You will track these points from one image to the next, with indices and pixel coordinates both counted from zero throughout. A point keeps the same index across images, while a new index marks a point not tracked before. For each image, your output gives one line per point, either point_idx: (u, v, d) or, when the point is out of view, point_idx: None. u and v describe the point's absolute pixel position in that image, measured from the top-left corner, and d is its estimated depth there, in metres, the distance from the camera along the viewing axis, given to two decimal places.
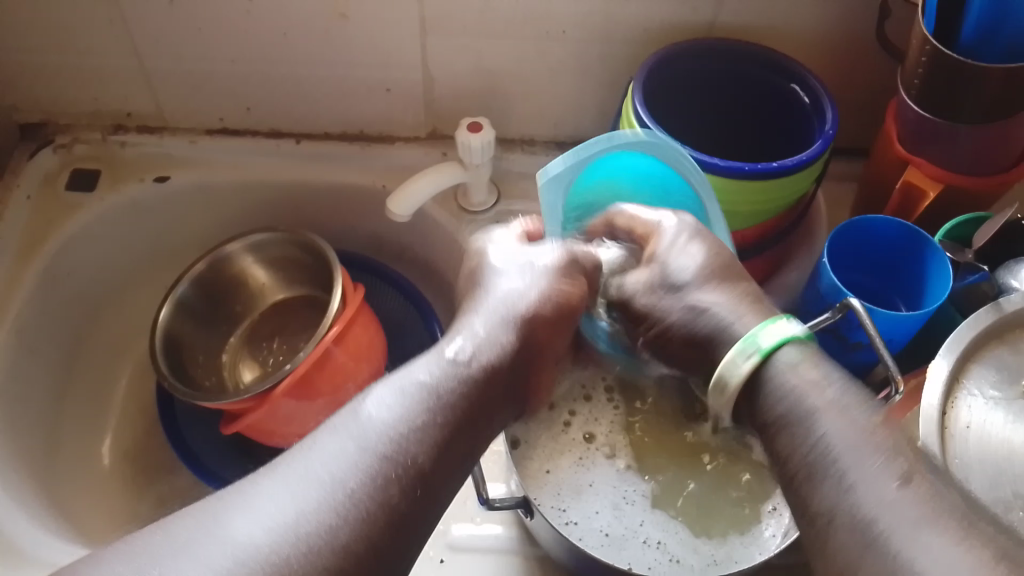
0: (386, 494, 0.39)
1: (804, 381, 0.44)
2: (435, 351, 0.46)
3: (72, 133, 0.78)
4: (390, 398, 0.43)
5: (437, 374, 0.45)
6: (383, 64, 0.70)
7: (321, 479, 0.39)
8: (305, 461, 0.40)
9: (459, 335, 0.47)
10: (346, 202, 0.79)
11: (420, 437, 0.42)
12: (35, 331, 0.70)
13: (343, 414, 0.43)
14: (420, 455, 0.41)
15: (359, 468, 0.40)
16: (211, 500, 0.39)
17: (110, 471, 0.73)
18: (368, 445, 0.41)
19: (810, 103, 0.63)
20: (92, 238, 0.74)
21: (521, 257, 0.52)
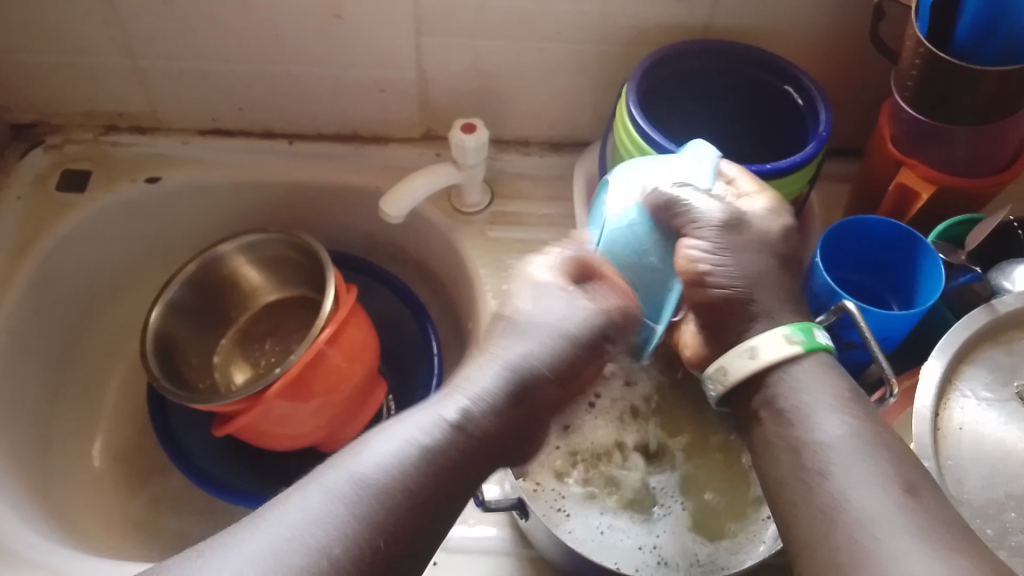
0: (368, 563, 0.39)
1: (810, 383, 0.44)
2: (432, 406, 0.44)
3: (64, 133, 0.77)
4: (383, 456, 0.41)
5: (435, 436, 0.42)
6: (377, 64, 0.70)
7: (306, 535, 0.38)
8: (290, 521, 0.39)
9: (456, 387, 0.45)
10: (340, 203, 0.79)
11: (406, 502, 0.40)
12: (27, 333, 0.69)
13: (334, 467, 0.42)
14: (406, 522, 0.40)
15: (347, 528, 0.39)
16: (194, 551, 0.38)
17: (103, 473, 0.73)
18: (353, 513, 0.39)
19: (805, 104, 0.63)
20: (84, 238, 0.74)
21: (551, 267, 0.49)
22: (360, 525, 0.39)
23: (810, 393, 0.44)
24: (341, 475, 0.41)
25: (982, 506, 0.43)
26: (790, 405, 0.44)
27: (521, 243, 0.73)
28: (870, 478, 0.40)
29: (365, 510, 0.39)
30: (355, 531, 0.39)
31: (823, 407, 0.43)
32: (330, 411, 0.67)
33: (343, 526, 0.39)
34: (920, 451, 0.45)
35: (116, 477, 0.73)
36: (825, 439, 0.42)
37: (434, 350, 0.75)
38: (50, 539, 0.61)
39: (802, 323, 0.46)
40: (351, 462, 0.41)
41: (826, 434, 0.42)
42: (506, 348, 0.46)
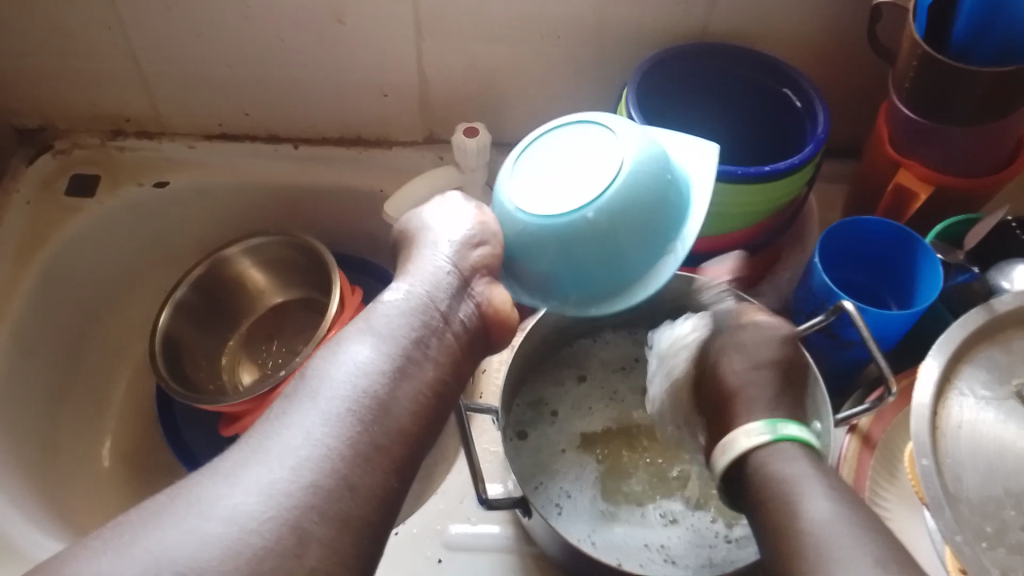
0: (374, 440, 0.39)
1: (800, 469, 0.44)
2: (381, 299, 0.46)
3: (70, 139, 0.79)
4: (351, 343, 0.43)
5: (398, 321, 0.44)
6: (379, 68, 0.71)
7: (298, 435, 0.39)
8: (281, 432, 0.39)
9: (405, 281, 0.47)
10: (343, 205, 0.80)
11: (392, 378, 0.41)
12: (34, 335, 0.70)
13: (303, 373, 0.42)
14: (400, 401, 0.41)
15: (334, 416, 0.39)
16: (181, 484, 0.38)
17: (110, 473, 0.74)
18: (343, 394, 0.40)
19: (803, 106, 0.64)
20: (91, 242, 0.75)
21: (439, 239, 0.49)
22: (353, 407, 0.40)
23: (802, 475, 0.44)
24: (317, 373, 0.42)
25: (980, 503, 0.44)
26: (778, 479, 0.44)
27: None
28: (855, 543, 0.40)
29: (352, 392, 0.40)
30: (349, 412, 0.40)
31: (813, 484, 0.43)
32: None
33: (336, 415, 0.39)
34: (917, 449, 0.45)
35: (122, 477, 0.74)
36: (812, 512, 0.42)
37: None
38: (56, 538, 0.62)
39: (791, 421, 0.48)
40: (323, 359, 0.42)
41: (812, 506, 0.42)
42: (433, 268, 0.47)
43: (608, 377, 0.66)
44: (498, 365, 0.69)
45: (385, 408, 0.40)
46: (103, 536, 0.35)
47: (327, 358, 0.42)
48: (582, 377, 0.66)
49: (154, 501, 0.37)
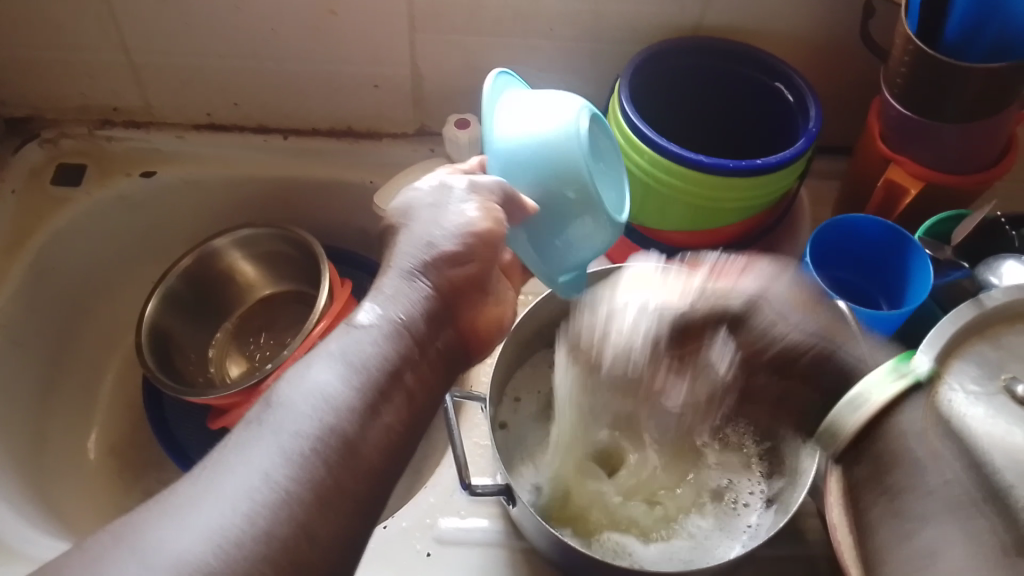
0: (337, 479, 0.37)
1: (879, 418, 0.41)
2: (351, 316, 0.42)
3: (58, 128, 0.78)
4: (315, 364, 0.40)
5: (371, 340, 0.41)
6: (371, 60, 0.70)
7: (254, 472, 0.36)
8: (235, 465, 0.36)
9: (380, 292, 0.43)
10: (334, 198, 0.79)
11: (361, 409, 0.38)
12: (21, 326, 0.69)
13: (264, 396, 0.39)
14: (370, 436, 0.38)
15: (293, 454, 0.36)
16: (129, 518, 0.35)
17: (97, 466, 0.73)
18: (307, 428, 0.37)
19: (794, 101, 0.64)
20: (79, 232, 0.74)
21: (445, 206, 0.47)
22: (316, 442, 0.37)
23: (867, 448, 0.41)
24: (280, 399, 0.38)
25: None
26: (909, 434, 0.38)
27: None
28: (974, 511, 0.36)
29: (315, 425, 0.37)
30: (312, 449, 0.37)
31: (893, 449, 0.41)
32: None
33: (297, 452, 0.36)
34: None
35: (111, 471, 0.73)
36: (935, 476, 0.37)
37: None
38: (43, 531, 0.61)
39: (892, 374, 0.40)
40: (288, 384, 0.39)
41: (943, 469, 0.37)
42: (410, 277, 0.44)
43: None
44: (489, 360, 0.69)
45: (352, 444, 0.37)
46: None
47: (291, 383, 0.39)
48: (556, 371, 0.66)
49: (97, 540, 0.34)
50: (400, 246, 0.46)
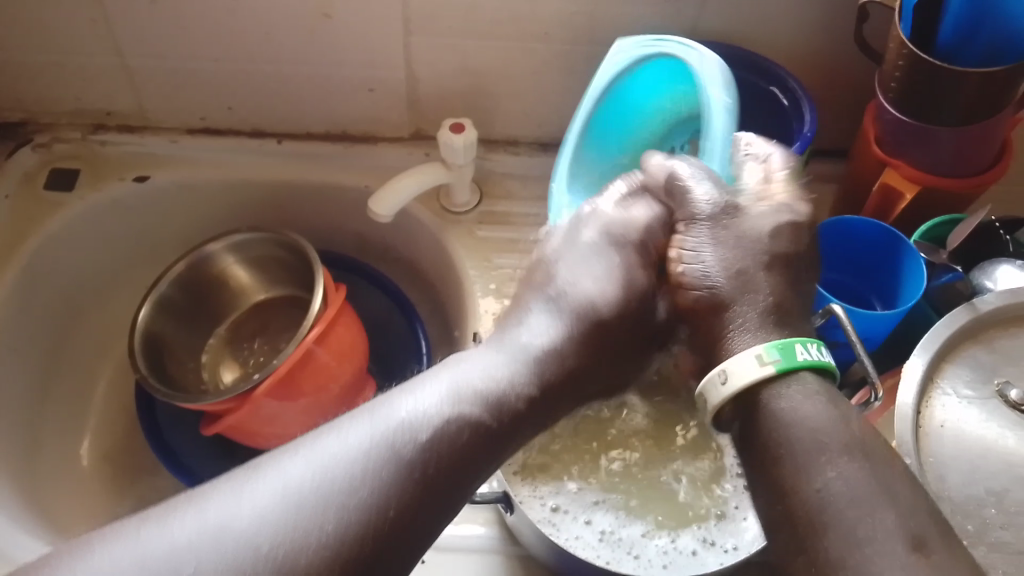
0: (411, 492, 0.39)
1: (803, 395, 0.42)
2: (468, 361, 0.45)
3: (52, 132, 0.77)
4: (416, 408, 0.42)
5: (485, 373, 0.44)
6: (366, 64, 0.70)
7: (313, 489, 0.38)
8: (341, 444, 0.40)
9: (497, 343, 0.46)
10: (329, 202, 0.79)
11: (429, 454, 0.40)
12: (15, 331, 0.69)
13: (366, 414, 0.42)
14: (456, 458, 0.41)
15: (353, 484, 0.39)
16: (202, 491, 0.38)
17: (91, 472, 0.73)
18: (400, 439, 0.40)
19: (790, 105, 0.64)
20: (72, 237, 0.74)
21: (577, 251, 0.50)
22: (372, 487, 0.39)
23: (819, 416, 0.41)
24: (402, 405, 0.42)
25: (964, 502, 0.44)
26: None
27: (511, 241, 0.73)
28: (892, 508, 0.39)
29: (381, 468, 0.39)
30: (398, 455, 0.40)
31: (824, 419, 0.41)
32: (318, 412, 0.67)
33: (386, 459, 0.40)
34: (902, 447, 0.45)
35: (104, 477, 0.73)
36: None
37: (422, 349, 0.75)
38: (36, 538, 0.61)
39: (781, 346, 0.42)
40: (408, 394, 0.43)
41: None
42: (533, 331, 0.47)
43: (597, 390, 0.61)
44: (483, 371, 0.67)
45: (433, 461, 0.40)
46: (188, 499, 0.38)
47: (388, 404, 0.42)
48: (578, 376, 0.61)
49: (224, 479, 0.39)
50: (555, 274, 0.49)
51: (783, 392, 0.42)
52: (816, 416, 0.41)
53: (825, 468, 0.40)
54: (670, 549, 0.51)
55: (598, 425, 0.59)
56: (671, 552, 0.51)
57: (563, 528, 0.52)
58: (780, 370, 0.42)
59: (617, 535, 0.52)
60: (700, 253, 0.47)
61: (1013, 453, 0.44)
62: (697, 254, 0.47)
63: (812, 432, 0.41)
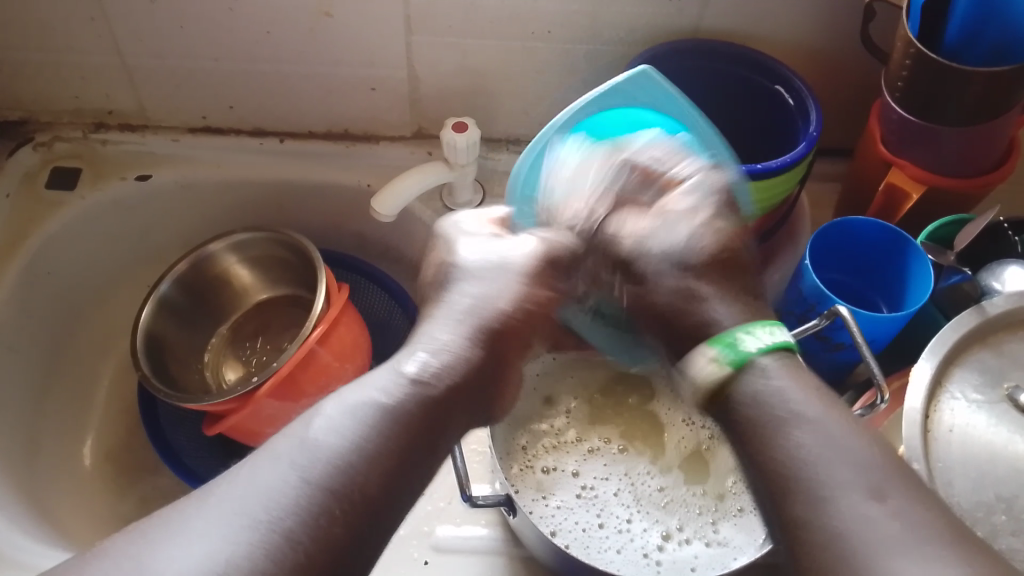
0: (337, 515, 0.37)
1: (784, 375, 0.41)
2: (391, 365, 0.43)
3: (52, 131, 0.77)
4: (338, 416, 0.40)
5: (389, 386, 0.41)
6: (367, 62, 0.70)
7: (261, 513, 0.36)
8: (240, 486, 0.38)
9: (418, 347, 0.44)
10: (329, 202, 0.79)
11: (369, 453, 0.39)
12: (14, 331, 0.69)
13: (285, 437, 0.40)
14: (372, 477, 0.39)
15: (299, 496, 0.37)
16: (136, 534, 0.36)
17: (92, 472, 0.72)
18: (302, 466, 0.38)
19: (795, 104, 0.63)
20: (72, 236, 0.74)
21: (485, 229, 0.52)
22: (321, 490, 0.37)
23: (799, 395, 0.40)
24: (294, 434, 0.40)
25: (972, 509, 0.43)
26: None
27: None
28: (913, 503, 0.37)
29: (323, 472, 0.38)
30: (306, 484, 0.37)
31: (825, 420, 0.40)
32: None
33: (293, 491, 0.37)
34: (909, 454, 0.45)
35: (104, 477, 0.73)
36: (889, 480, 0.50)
37: None
38: (36, 539, 0.61)
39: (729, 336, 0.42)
40: (333, 401, 0.41)
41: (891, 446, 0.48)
42: (441, 336, 0.45)
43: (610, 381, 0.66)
44: None
45: (347, 485, 0.38)
46: (83, 567, 0.35)
47: (306, 420, 0.41)
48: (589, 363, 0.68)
49: (115, 542, 0.36)
50: (452, 298, 0.47)
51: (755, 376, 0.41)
52: (802, 406, 0.40)
53: (792, 431, 0.39)
54: (629, 534, 0.56)
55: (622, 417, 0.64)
56: (629, 540, 0.56)
57: (548, 496, 0.59)
58: (733, 367, 0.41)
59: (595, 495, 0.59)
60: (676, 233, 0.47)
61: (1020, 459, 0.44)
62: (648, 240, 0.48)
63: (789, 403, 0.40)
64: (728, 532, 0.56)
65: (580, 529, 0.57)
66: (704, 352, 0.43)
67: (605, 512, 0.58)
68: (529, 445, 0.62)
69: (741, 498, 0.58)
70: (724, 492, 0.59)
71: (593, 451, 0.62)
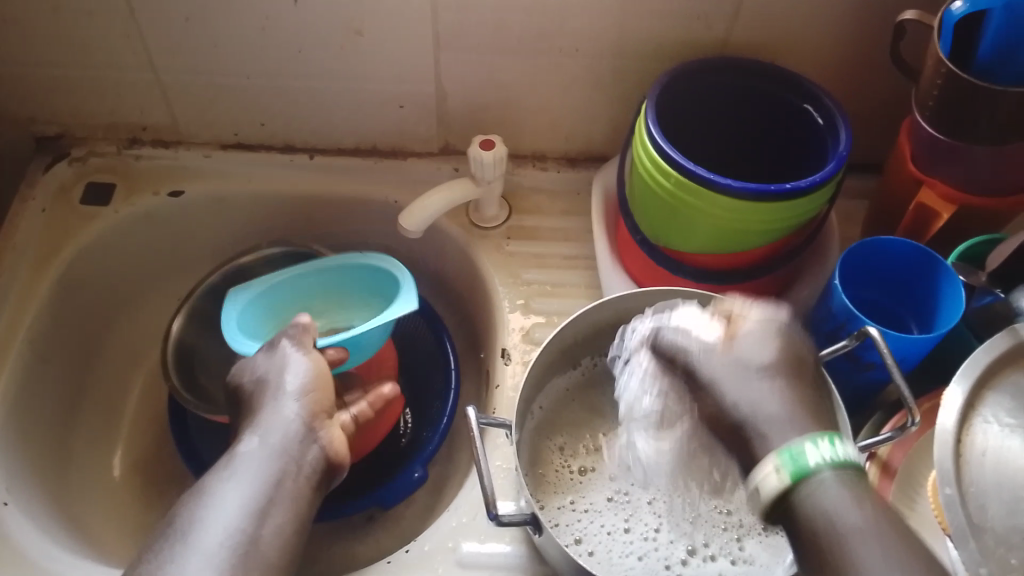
0: (268, 544, 0.47)
1: (846, 497, 0.40)
2: (237, 451, 0.51)
3: (87, 146, 0.78)
4: (233, 487, 0.48)
5: (263, 462, 0.50)
6: (397, 79, 0.70)
7: (208, 561, 0.44)
8: (174, 559, 0.44)
9: (255, 434, 0.52)
10: (358, 215, 0.79)
11: (262, 510, 0.48)
12: (48, 343, 0.70)
13: (187, 514, 0.47)
14: (267, 539, 0.47)
15: (231, 547, 0.45)
16: None
17: (122, 483, 0.73)
18: (216, 538, 0.46)
19: (824, 123, 0.63)
20: (106, 248, 0.75)
21: (264, 371, 0.56)
22: (252, 532, 0.47)
23: (845, 505, 0.40)
24: (201, 510, 0.47)
25: (1007, 535, 0.42)
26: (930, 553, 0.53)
27: (539, 258, 0.73)
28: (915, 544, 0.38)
29: (242, 525, 0.47)
30: (225, 552, 0.45)
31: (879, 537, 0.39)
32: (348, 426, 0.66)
33: (226, 539, 0.46)
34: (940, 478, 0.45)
35: (135, 487, 0.73)
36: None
37: (452, 363, 0.74)
38: (69, 549, 0.61)
39: (791, 461, 0.41)
40: (215, 488, 0.48)
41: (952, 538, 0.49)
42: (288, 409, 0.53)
43: None
44: (512, 380, 0.66)
45: (255, 550, 0.46)
46: None
47: (203, 503, 0.48)
48: None
49: None
50: (270, 406, 0.53)
51: (810, 489, 0.40)
52: (847, 510, 0.40)
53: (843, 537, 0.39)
54: (655, 543, 0.56)
55: None
56: (654, 549, 0.56)
57: (579, 495, 0.59)
58: (792, 478, 0.41)
59: (627, 499, 0.59)
60: (757, 351, 0.47)
61: None
62: (747, 346, 0.47)
63: (833, 517, 0.39)
64: (751, 555, 0.56)
65: (607, 535, 0.57)
66: (765, 463, 0.42)
67: (634, 517, 0.58)
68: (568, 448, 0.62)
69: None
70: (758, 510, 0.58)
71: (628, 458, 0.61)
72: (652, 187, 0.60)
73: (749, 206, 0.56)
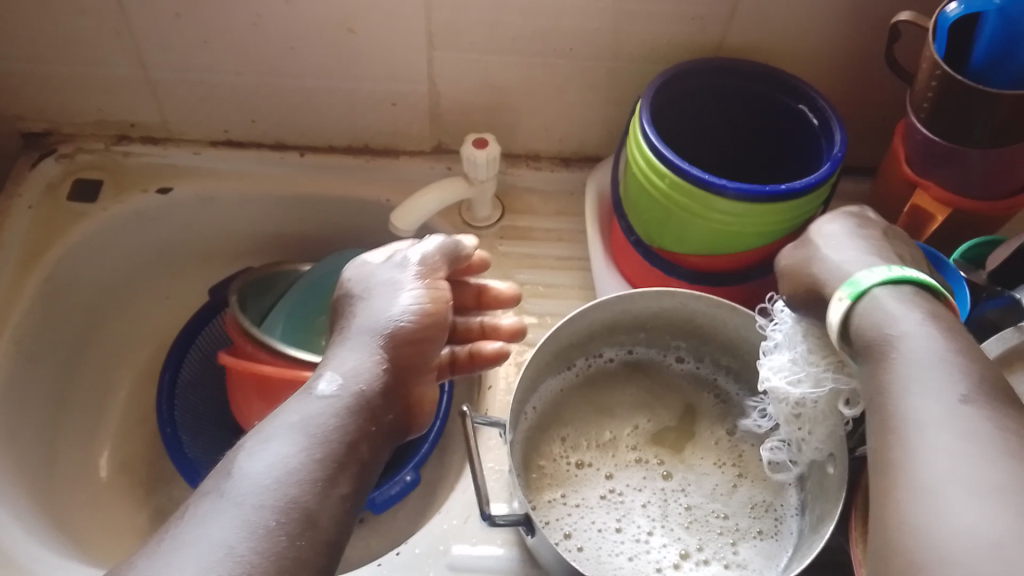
0: (315, 512, 0.40)
1: (898, 310, 0.43)
2: (304, 392, 0.46)
3: (75, 143, 0.77)
4: (280, 444, 0.42)
5: (315, 414, 0.44)
6: (390, 77, 0.70)
7: (246, 527, 0.38)
8: (208, 523, 0.38)
9: (325, 371, 0.47)
10: (349, 213, 0.79)
11: (311, 473, 0.41)
12: (35, 342, 0.69)
13: (225, 474, 0.41)
14: (324, 511, 0.40)
15: (275, 511, 0.39)
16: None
17: (109, 483, 0.72)
18: (266, 501, 0.39)
19: (818, 124, 0.62)
20: (93, 247, 0.74)
21: (376, 282, 0.53)
22: (301, 498, 0.40)
23: (895, 316, 0.43)
24: (245, 467, 0.41)
25: None
26: None
27: (532, 259, 0.73)
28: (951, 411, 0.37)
29: (287, 490, 0.40)
30: (272, 521, 0.39)
31: (933, 357, 0.40)
32: None
33: (268, 502, 0.39)
34: None
35: (123, 488, 0.73)
36: None
37: None
38: (55, 551, 0.60)
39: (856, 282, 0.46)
40: (261, 444, 0.42)
41: None
42: (358, 351, 0.48)
43: (654, 398, 0.66)
44: (504, 382, 0.65)
45: (302, 518, 0.39)
46: None
47: (248, 457, 0.41)
48: (641, 371, 0.67)
49: None
50: (356, 328, 0.50)
51: (866, 307, 0.45)
52: (907, 329, 0.42)
53: (892, 352, 0.42)
54: (646, 545, 0.56)
55: (668, 428, 0.64)
56: (644, 551, 0.56)
57: (574, 492, 0.59)
58: (851, 299, 0.46)
59: (621, 498, 0.58)
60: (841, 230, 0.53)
61: None
62: (846, 235, 0.52)
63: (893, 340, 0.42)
64: (742, 560, 0.56)
65: (599, 533, 0.56)
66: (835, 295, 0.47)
67: (626, 518, 0.57)
68: (565, 445, 0.62)
69: (762, 520, 0.58)
70: (752, 515, 0.58)
71: (624, 459, 0.61)
72: (647, 186, 0.60)
73: (742, 207, 0.56)
